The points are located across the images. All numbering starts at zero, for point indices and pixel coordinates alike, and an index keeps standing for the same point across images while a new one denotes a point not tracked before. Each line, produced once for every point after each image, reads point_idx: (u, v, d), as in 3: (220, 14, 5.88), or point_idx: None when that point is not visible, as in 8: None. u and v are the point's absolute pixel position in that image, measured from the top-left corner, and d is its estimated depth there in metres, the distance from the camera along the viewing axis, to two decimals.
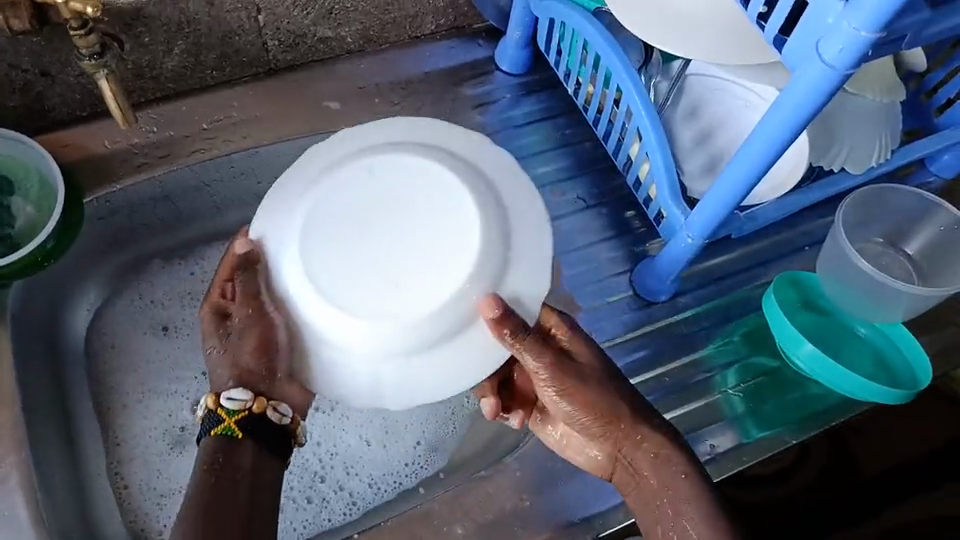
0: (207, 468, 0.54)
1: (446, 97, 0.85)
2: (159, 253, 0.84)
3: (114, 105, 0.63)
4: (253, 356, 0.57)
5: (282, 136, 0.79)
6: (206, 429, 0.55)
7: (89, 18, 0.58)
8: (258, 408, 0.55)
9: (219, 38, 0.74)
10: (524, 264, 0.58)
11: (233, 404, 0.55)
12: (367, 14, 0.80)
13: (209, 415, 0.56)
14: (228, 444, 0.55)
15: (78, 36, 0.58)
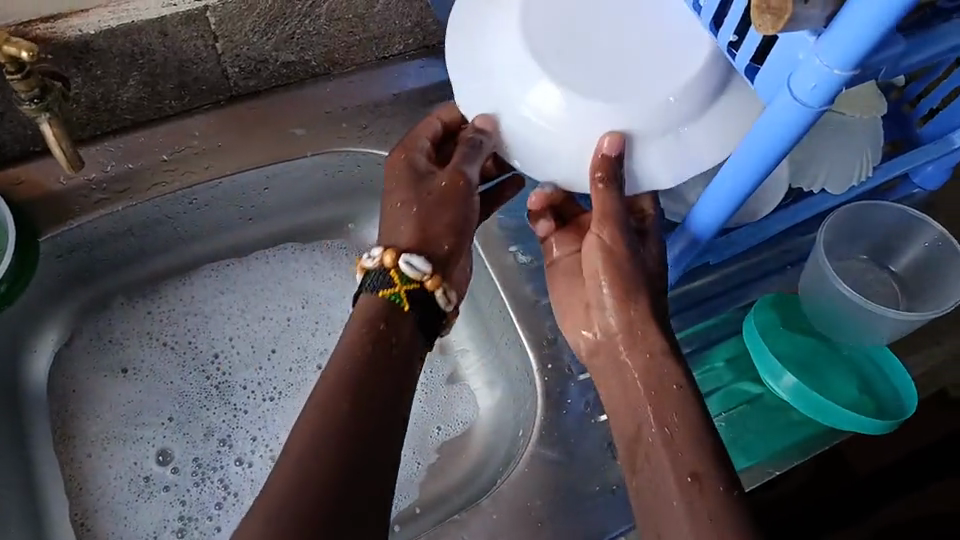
0: (363, 318, 0.55)
1: (416, 119, 0.83)
2: (122, 290, 0.82)
3: (60, 151, 0.63)
4: (445, 229, 0.61)
5: (247, 165, 0.77)
6: (375, 288, 0.57)
7: (27, 63, 0.58)
8: (431, 285, 0.58)
9: (176, 67, 0.72)
10: (724, 102, 0.56)
11: (411, 271, 0.57)
12: (331, 38, 0.78)
13: (384, 272, 0.58)
14: (392, 310, 0.56)
15: (16, 80, 0.57)
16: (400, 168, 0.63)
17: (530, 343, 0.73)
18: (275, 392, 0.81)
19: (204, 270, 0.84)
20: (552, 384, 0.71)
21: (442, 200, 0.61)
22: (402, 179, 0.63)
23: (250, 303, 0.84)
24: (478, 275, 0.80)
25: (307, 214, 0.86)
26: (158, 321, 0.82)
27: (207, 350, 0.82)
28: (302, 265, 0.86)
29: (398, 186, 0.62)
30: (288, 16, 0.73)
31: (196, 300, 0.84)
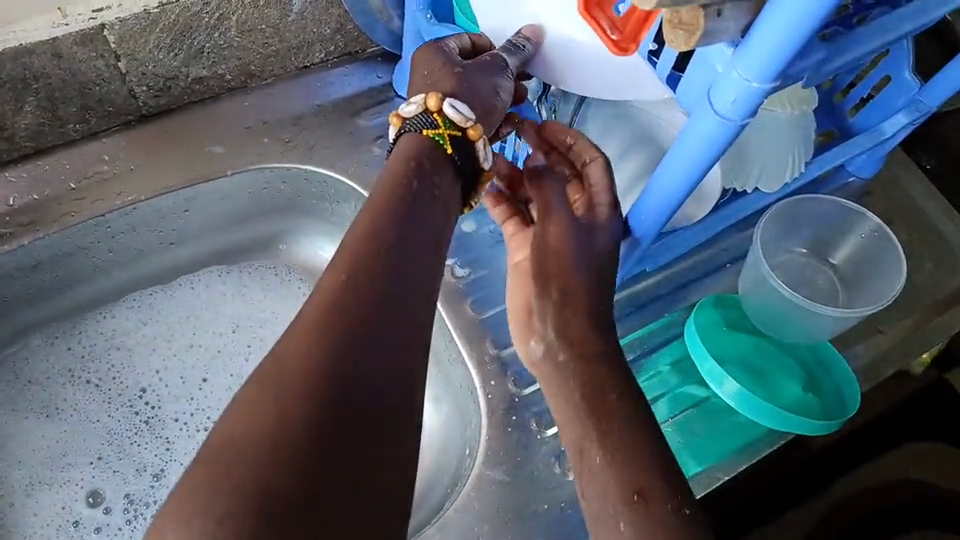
0: (404, 158, 0.45)
1: (342, 130, 0.80)
2: (35, 330, 0.77)
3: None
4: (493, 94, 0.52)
5: (160, 189, 0.72)
6: (412, 129, 0.48)
7: None
8: (472, 134, 0.48)
9: (76, 89, 0.68)
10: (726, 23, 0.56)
11: (454, 114, 0.48)
12: (245, 49, 0.74)
13: (427, 114, 0.48)
14: (434, 149, 0.47)
15: None
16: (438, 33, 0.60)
17: (471, 361, 0.71)
18: (209, 423, 0.78)
19: (128, 301, 0.80)
20: (494, 403, 0.69)
21: (480, 68, 0.53)
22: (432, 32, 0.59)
23: (176, 333, 0.81)
24: None
25: (235, 234, 0.82)
26: (80, 357, 0.78)
27: (133, 386, 0.78)
28: (229, 289, 0.83)
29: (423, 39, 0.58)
30: (194, 30, 0.69)
31: (120, 334, 0.80)
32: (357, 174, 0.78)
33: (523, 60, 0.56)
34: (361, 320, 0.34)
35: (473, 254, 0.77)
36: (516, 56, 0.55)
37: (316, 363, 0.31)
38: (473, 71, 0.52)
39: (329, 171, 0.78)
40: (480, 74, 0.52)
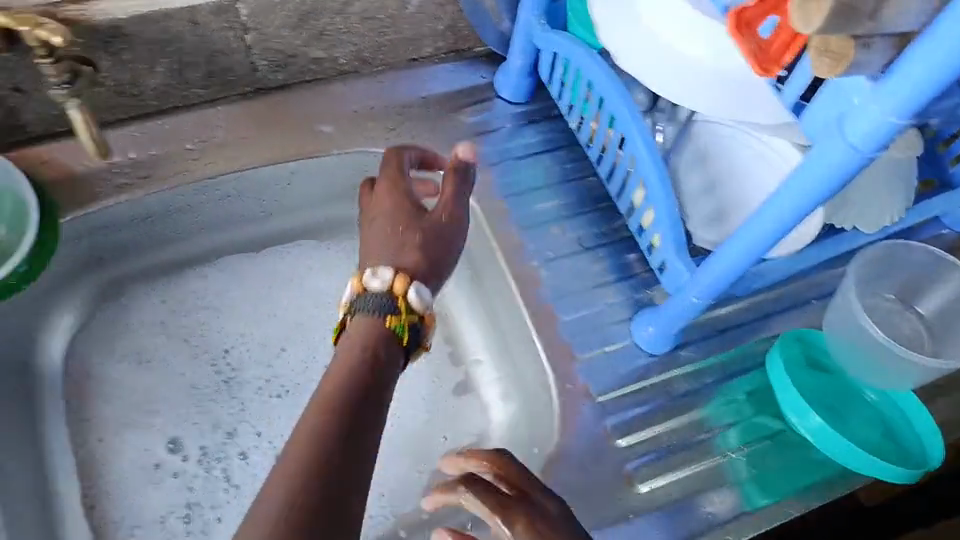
0: (367, 342, 0.52)
1: (443, 124, 0.82)
2: (135, 279, 0.82)
3: (89, 134, 0.61)
4: (446, 216, 0.61)
5: (264, 162, 0.76)
6: (372, 307, 0.54)
7: (57, 46, 0.56)
8: (429, 320, 0.56)
9: (204, 57, 0.71)
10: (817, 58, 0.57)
11: (415, 299, 0.55)
12: (362, 36, 0.76)
13: (388, 294, 0.55)
14: (390, 337, 0.53)
15: (46, 64, 0.55)
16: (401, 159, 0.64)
17: (547, 360, 0.72)
18: (283, 389, 0.82)
19: (221, 262, 0.84)
20: (566, 405, 0.70)
21: (437, 234, 0.60)
22: (394, 168, 0.63)
23: (261, 300, 0.85)
24: (494, 284, 0.81)
25: (328, 211, 0.86)
26: (171, 310, 0.83)
27: (216, 346, 0.82)
28: (313, 263, 0.87)
29: (384, 175, 0.63)
30: (319, 12, 0.71)
31: (209, 294, 0.84)
32: None
33: (465, 188, 0.63)
34: (322, 476, 0.42)
35: (556, 254, 0.77)
36: (464, 186, 0.62)
37: (284, 521, 0.39)
38: (435, 235, 0.59)
39: None
40: (438, 237, 0.60)
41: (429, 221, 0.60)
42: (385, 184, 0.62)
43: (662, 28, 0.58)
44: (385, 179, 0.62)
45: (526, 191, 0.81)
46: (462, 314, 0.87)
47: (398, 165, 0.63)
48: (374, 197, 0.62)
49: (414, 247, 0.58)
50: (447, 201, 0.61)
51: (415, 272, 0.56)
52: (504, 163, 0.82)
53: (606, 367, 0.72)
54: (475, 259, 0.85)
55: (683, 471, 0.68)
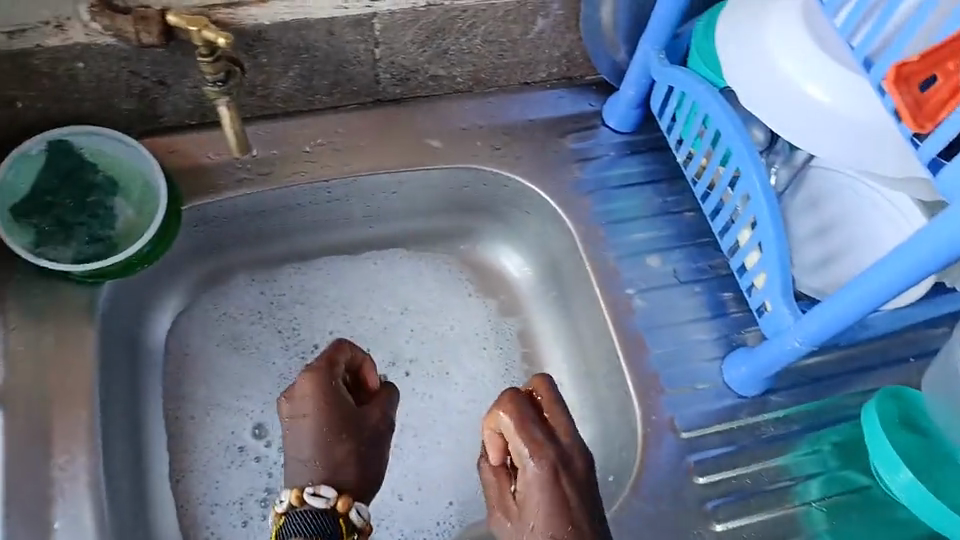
0: None
1: (548, 148, 0.84)
2: (241, 268, 0.86)
3: (231, 130, 0.65)
4: (379, 422, 0.66)
5: (381, 169, 0.80)
6: (312, 525, 0.57)
7: (218, 47, 0.59)
8: (367, 527, 0.60)
9: (334, 66, 0.74)
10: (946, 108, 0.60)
11: (357, 516, 0.60)
12: (481, 57, 0.79)
13: (327, 513, 0.59)
14: None
15: (206, 62, 0.59)
16: (336, 355, 0.66)
17: (634, 391, 0.74)
18: None
19: (321, 261, 0.88)
20: (651, 437, 0.72)
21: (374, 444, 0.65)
22: (326, 362, 0.65)
23: (353, 302, 0.88)
24: (584, 309, 0.82)
25: (427, 221, 0.89)
26: (270, 302, 0.86)
27: (309, 339, 0.85)
28: (405, 274, 0.90)
29: (310, 368, 0.65)
30: (447, 32, 0.74)
31: (305, 290, 0.87)
32: (558, 190, 0.82)
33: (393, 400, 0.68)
34: None
35: (651, 285, 0.79)
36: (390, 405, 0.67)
37: None
38: (371, 447, 0.64)
39: (531, 183, 0.83)
40: (374, 450, 0.65)
41: (369, 426, 0.65)
42: (314, 383, 0.64)
43: (797, 79, 0.60)
44: (313, 374, 0.64)
45: (622, 220, 0.82)
46: (545, 335, 0.88)
47: (329, 360, 0.65)
48: (299, 392, 0.63)
49: (352, 461, 0.62)
50: (380, 403, 0.67)
51: (352, 493, 0.61)
52: (601, 192, 0.83)
53: (692, 401, 0.74)
54: (565, 282, 0.86)
55: (763, 516, 0.69)
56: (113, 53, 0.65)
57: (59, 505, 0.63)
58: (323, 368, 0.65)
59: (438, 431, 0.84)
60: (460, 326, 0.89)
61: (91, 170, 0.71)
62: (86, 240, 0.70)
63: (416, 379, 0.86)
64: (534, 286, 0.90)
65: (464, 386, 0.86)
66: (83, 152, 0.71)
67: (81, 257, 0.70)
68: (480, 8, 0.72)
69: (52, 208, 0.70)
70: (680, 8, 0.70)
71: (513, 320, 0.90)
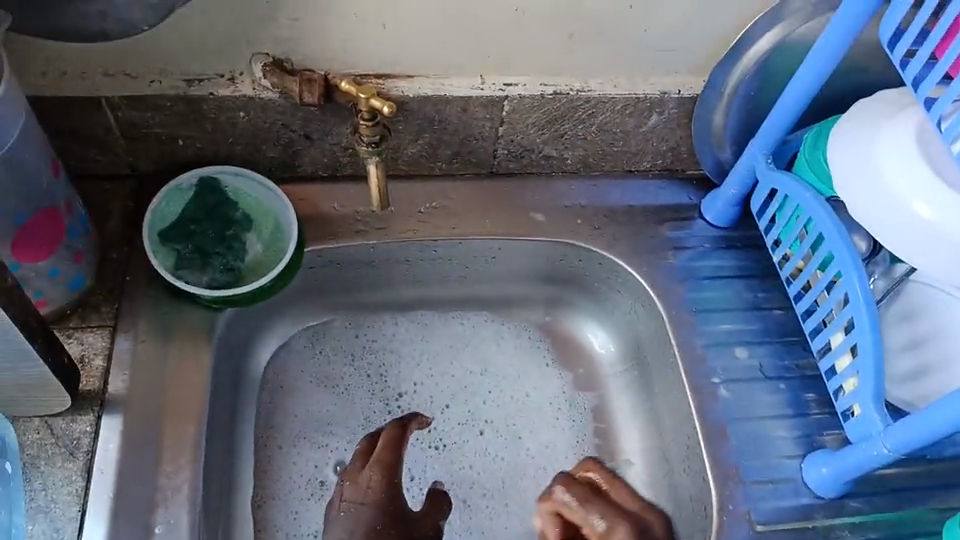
0: None
1: (644, 233, 0.88)
2: (342, 312, 0.92)
3: (375, 187, 0.71)
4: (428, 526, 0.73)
5: (485, 236, 0.85)
6: None
7: (378, 113, 0.67)
8: None
9: (459, 139, 0.81)
10: None
11: None
12: (594, 144, 0.84)
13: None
14: None
15: (365, 126, 0.67)
16: (401, 448, 0.73)
17: (714, 479, 0.76)
18: (441, 443, 0.87)
19: (414, 316, 0.93)
20: (727, 524, 0.74)
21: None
22: (392, 452, 0.72)
23: (439, 358, 0.92)
24: (666, 394, 0.85)
25: (520, 289, 0.94)
26: (363, 346, 0.91)
27: (394, 388, 0.89)
28: (491, 336, 0.94)
29: (377, 460, 0.71)
30: (567, 118, 0.80)
31: (395, 341, 0.92)
32: (651, 273, 0.86)
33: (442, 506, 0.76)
34: None
35: (736, 377, 0.81)
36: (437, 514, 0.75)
37: None
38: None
39: (624, 263, 0.87)
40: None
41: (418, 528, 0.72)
42: (380, 476, 0.70)
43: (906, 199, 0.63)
44: (380, 468, 0.71)
45: (711, 310, 0.85)
46: (622, 413, 0.91)
47: (395, 453, 0.72)
48: (364, 482, 0.70)
49: None
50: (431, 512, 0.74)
51: None
52: (690, 281, 0.86)
53: (769, 496, 0.76)
54: (648, 363, 0.89)
55: None
56: (273, 107, 0.73)
57: (160, 512, 0.68)
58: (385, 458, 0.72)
59: (507, 493, 0.86)
60: (536, 394, 0.91)
61: (233, 207, 0.79)
62: (219, 269, 0.77)
63: (490, 440, 0.88)
64: (616, 364, 0.93)
65: (536, 453, 0.88)
66: (228, 190, 0.79)
67: (215, 284, 0.77)
68: (602, 100, 0.78)
69: (194, 236, 0.77)
70: (793, 117, 0.75)
71: (590, 395, 0.92)
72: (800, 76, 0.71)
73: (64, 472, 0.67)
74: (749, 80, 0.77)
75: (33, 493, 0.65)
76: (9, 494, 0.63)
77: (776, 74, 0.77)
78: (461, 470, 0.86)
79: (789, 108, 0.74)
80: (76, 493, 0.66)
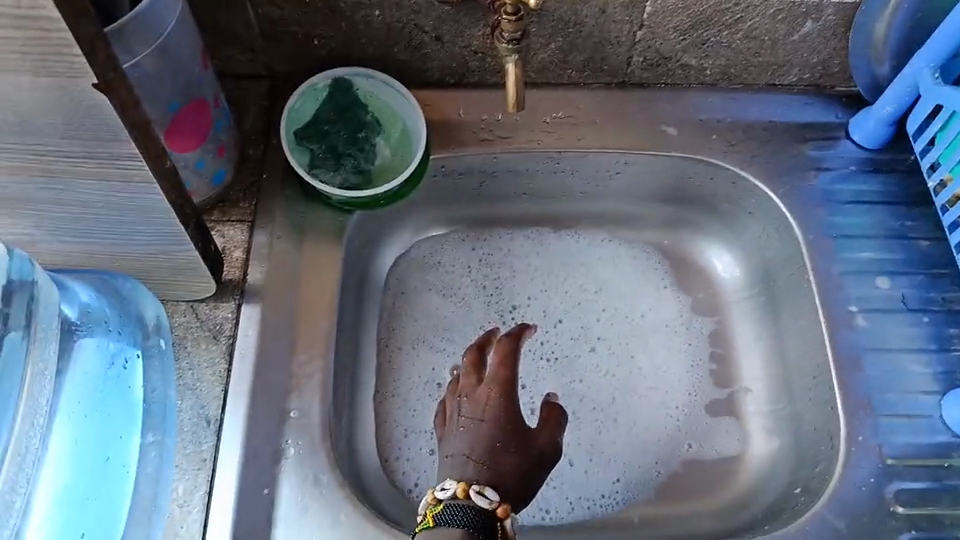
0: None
1: (784, 152, 0.83)
2: (461, 222, 0.92)
3: (511, 87, 0.69)
4: (544, 441, 0.68)
5: (612, 148, 0.83)
6: (461, 515, 0.58)
7: (522, 7, 0.65)
8: (502, 512, 0.60)
9: (593, 44, 0.78)
10: None
11: (486, 499, 0.60)
12: (736, 52, 0.79)
13: (488, 514, 0.59)
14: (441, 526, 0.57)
15: (508, 21, 0.65)
16: (515, 363, 0.70)
17: (843, 410, 0.74)
18: (552, 355, 0.87)
19: (529, 230, 0.93)
20: (856, 453, 0.72)
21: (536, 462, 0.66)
22: (508, 368, 0.69)
23: (553, 273, 0.91)
24: (796, 320, 0.82)
25: (642, 206, 0.91)
26: (479, 259, 0.91)
27: (508, 300, 0.89)
28: (604, 254, 0.92)
29: (493, 376, 0.69)
30: (712, 23, 0.75)
31: (510, 254, 0.92)
32: (787, 195, 0.81)
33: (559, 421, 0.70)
34: None
35: (875, 307, 0.77)
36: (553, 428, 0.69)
37: None
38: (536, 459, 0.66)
39: (759, 183, 0.82)
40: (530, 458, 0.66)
41: (534, 445, 0.67)
42: (497, 392, 0.68)
43: None
44: (496, 384, 0.68)
45: (852, 236, 0.80)
46: (743, 338, 0.88)
47: (511, 369, 0.69)
48: (482, 399, 0.68)
49: (511, 471, 0.64)
50: (549, 428, 0.69)
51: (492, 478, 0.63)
52: (829, 205, 0.81)
53: (903, 430, 0.73)
54: (777, 289, 0.85)
55: None
56: (407, 5, 0.72)
57: (295, 397, 0.73)
58: (499, 374, 0.69)
59: (616, 408, 0.85)
60: (651, 315, 0.89)
61: (362, 109, 0.79)
62: (351, 171, 0.79)
63: (602, 354, 0.88)
64: (741, 289, 0.90)
65: (647, 373, 0.87)
66: (358, 92, 0.79)
67: (346, 184, 0.78)
68: (753, 4, 0.73)
69: (328, 136, 0.78)
70: None
71: (708, 319, 0.90)
72: None
73: (208, 355, 0.71)
74: None
75: (181, 371, 0.70)
76: (163, 372, 0.64)
77: None
78: (571, 383, 0.86)
79: None
80: (219, 374, 0.70)
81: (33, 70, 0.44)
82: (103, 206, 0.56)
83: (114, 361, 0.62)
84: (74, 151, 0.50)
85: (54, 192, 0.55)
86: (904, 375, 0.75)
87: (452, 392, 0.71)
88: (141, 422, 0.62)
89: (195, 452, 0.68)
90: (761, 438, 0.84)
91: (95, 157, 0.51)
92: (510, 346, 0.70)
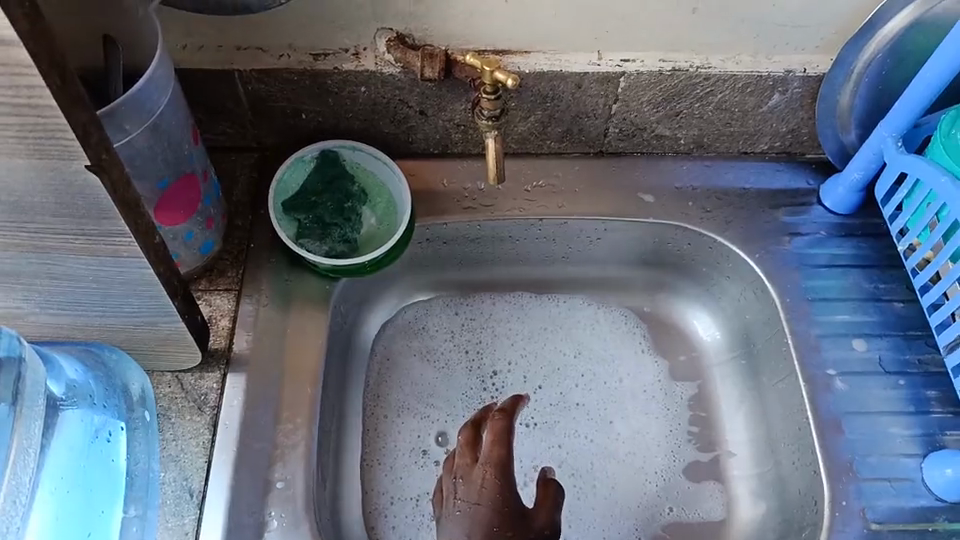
0: None
1: (758, 218, 0.85)
2: (447, 288, 0.93)
3: (492, 161, 0.72)
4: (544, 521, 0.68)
5: (591, 215, 0.85)
6: None
7: (500, 87, 0.68)
8: None
9: (571, 116, 0.81)
10: None
11: None
12: (709, 122, 0.82)
13: None
14: None
15: (488, 99, 0.68)
16: (510, 441, 0.67)
17: (826, 473, 0.74)
18: (531, 420, 0.87)
19: (510, 296, 0.94)
20: (838, 520, 0.72)
21: None
22: (503, 449, 0.66)
23: (534, 338, 0.92)
24: (776, 383, 0.83)
25: (621, 271, 0.93)
26: (462, 324, 0.92)
27: (489, 365, 0.90)
28: (585, 319, 0.93)
29: (487, 457, 0.66)
30: (684, 96, 0.79)
31: (490, 319, 0.93)
32: (763, 260, 0.84)
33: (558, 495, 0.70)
34: None
35: (853, 370, 0.79)
36: (549, 503, 0.69)
37: None
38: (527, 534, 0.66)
39: (736, 248, 0.84)
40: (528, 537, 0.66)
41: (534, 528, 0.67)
42: (492, 474, 0.66)
43: None
44: (491, 465, 0.66)
45: (827, 299, 0.82)
46: (726, 401, 0.89)
47: (506, 449, 0.66)
48: (477, 482, 0.66)
49: None
50: (548, 507, 0.69)
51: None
52: (805, 269, 0.83)
53: (886, 492, 0.74)
54: (757, 352, 0.87)
55: None
56: (392, 81, 0.75)
57: (279, 467, 0.72)
58: (493, 458, 0.66)
59: (594, 474, 0.85)
60: (629, 379, 0.90)
61: (350, 181, 0.81)
62: (338, 239, 0.80)
63: (584, 418, 0.88)
64: (723, 352, 0.91)
65: (627, 437, 0.87)
66: (346, 164, 0.82)
67: (333, 253, 0.80)
68: (722, 78, 0.76)
69: (315, 207, 0.80)
70: (930, 100, 0.71)
71: (688, 383, 0.91)
72: (940, 55, 0.67)
73: (192, 425, 0.71)
74: (882, 60, 0.73)
75: (165, 442, 0.70)
76: (147, 444, 0.64)
77: (912, 50, 0.72)
78: (551, 449, 0.86)
79: (930, 88, 0.70)
80: (203, 445, 0.70)
81: (27, 153, 0.45)
82: (92, 280, 0.57)
83: (98, 433, 0.61)
84: (65, 228, 0.51)
85: (42, 266, 0.56)
86: (884, 436, 0.76)
87: (448, 471, 0.70)
88: (124, 496, 0.61)
89: (178, 525, 0.67)
90: (747, 502, 0.84)
91: (84, 234, 0.52)
92: (503, 424, 0.67)
